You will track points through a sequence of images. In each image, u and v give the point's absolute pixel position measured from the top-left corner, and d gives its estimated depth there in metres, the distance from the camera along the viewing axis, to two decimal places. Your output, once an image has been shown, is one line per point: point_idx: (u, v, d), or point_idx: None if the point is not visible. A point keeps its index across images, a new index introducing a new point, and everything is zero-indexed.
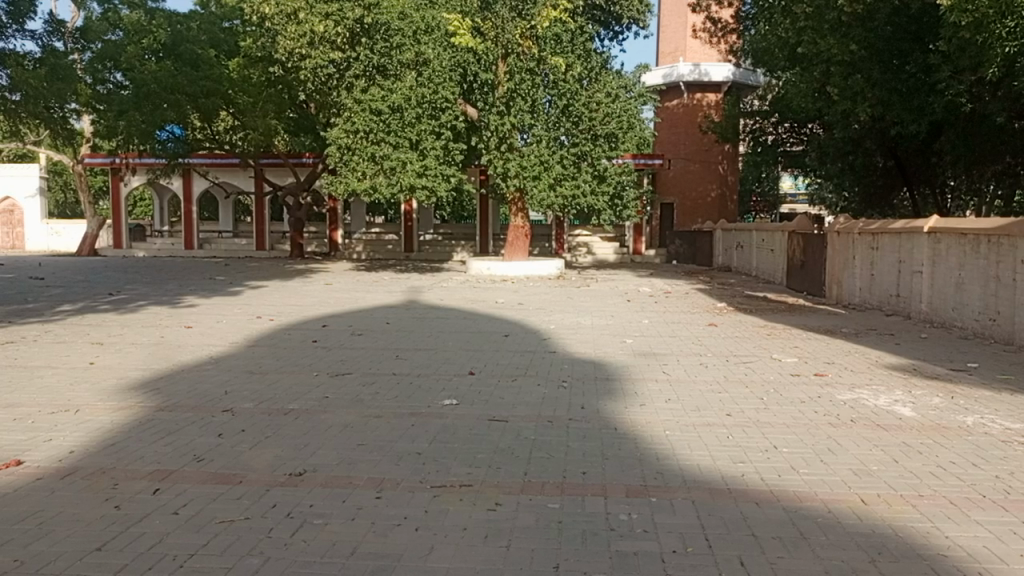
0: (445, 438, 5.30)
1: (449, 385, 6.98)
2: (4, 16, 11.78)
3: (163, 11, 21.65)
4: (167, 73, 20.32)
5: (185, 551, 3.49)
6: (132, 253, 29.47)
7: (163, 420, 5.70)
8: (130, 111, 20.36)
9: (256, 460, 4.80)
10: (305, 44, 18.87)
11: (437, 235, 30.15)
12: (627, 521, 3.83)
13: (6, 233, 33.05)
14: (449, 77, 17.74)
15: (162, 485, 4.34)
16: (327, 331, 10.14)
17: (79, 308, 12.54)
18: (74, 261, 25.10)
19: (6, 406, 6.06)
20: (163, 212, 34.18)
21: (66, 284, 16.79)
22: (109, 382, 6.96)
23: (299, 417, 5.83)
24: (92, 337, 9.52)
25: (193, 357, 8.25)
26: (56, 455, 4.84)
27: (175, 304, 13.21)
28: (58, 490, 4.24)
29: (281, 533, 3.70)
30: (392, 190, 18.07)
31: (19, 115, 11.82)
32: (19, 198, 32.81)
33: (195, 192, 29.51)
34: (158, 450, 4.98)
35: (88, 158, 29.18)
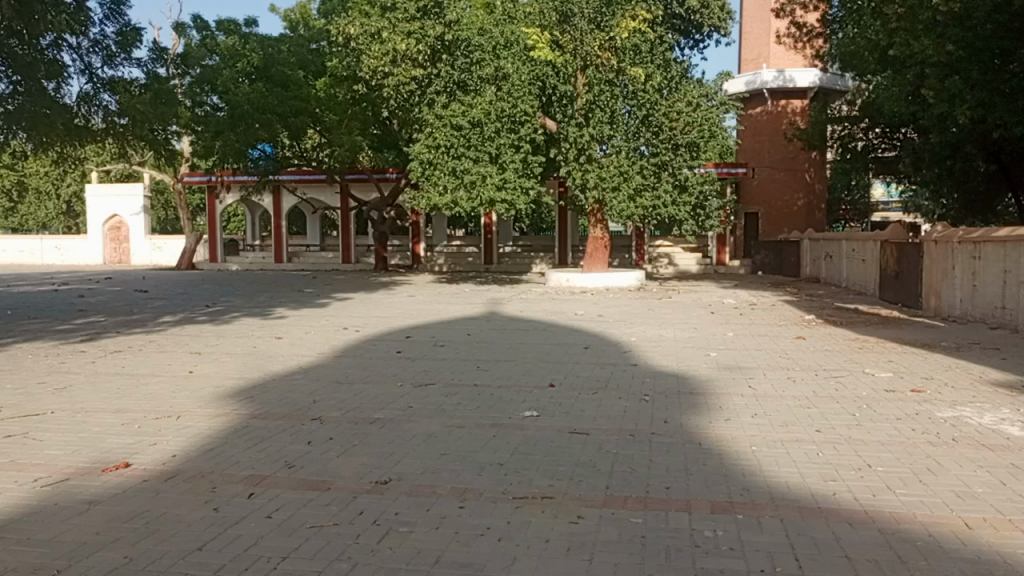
0: (527, 449, 5.33)
1: (530, 396, 7.02)
2: (114, 45, 12.55)
3: (257, 36, 22.54)
4: (260, 94, 21.28)
5: (279, 553, 3.63)
6: (227, 267, 30.85)
7: (257, 427, 5.95)
8: (227, 132, 21.39)
9: (344, 468, 4.94)
10: (388, 61, 19.23)
11: (517, 248, 30.41)
12: (714, 538, 3.76)
13: (114, 248, 35.16)
14: (528, 91, 17.93)
15: (257, 489, 4.52)
16: (409, 342, 10.36)
17: (179, 319, 13.23)
18: (174, 275, 26.43)
19: (116, 411, 6.46)
20: (255, 228, 35.57)
21: (168, 296, 17.71)
22: (207, 390, 7.32)
23: (385, 426, 5.98)
24: (192, 347, 10.03)
25: (283, 367, 8.56)
26: (161, 458, 5.13)
27: (267, 315, 13.77)
28: (162, 492, 4.47)
29: (369, 538, 3.80)
30: (472, 204, 18.30)
31: (127, 137, 12.60)
32: (126, 215, 34.82)
33: (286, 207, 30.70)
34: (253, 455, 5.20)
35: (187, 177, 30.77)
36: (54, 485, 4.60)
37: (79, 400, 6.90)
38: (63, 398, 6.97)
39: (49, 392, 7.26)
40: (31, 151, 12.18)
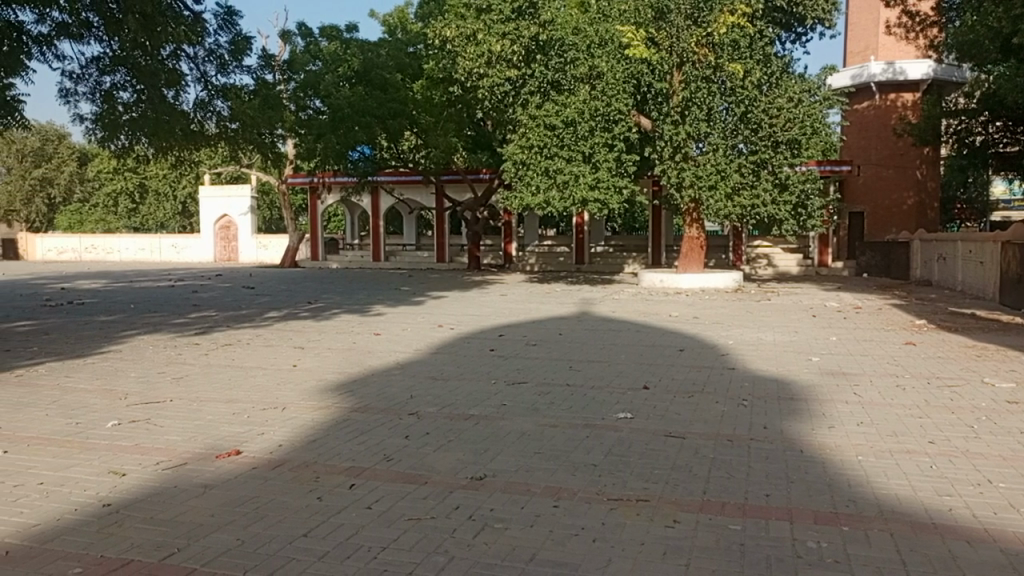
0: (621, 451, 5.29)
1: (624, 398, 6.96)
2: (227, 53, 13.22)
3: (357, 40, 23.15)
4: (360, 97, 21.97)
5: (379, 544, 3.74)
6: (327, 265, 31.97)
7: (357, 420, 6.15)
8: (328, 134, 22.09)
9: (440, 463, 5.04)
10: (483, 63, 19.04)
11: (609, 247, 30.19)
12: (817, 550, 3.62)
13: (224, 246, 37.02)
14: (623, 89, 17.74)
15: (357, 481, 4.68)
16: (502, 341, 10.44)
17: (283, 315, 13.81)
18: (279, 273, 27.60)
19: (227, 402, 6.81)
20: (354, 227, 36.72)
21: (273, 293, 18.52)
22: (311, 383, 7.62)
23: (479, 423, 6.06)
24: (296, 342, 10.46)
25: (381, 362, 8.80)
26: (269, 447, 5.37)
27: (365, 312, 14.20)
28: (270, 479, 4.69)
29: (465, 533, 3.86)
30: (565, 203, 18.32)
31: (238, 141, 13.24)
32: (234, 215, 36.64)
33: (383, 207, 31.54)
34: (354, 447, 5.37)
35: (291, 178, 32.05)
36: (173, 468, 4.89)
37: (194, 390, 7.31)
38: (181, 388, 7.40)
39: (168, 381, 7.73)
40: (152, 156, 13.01)
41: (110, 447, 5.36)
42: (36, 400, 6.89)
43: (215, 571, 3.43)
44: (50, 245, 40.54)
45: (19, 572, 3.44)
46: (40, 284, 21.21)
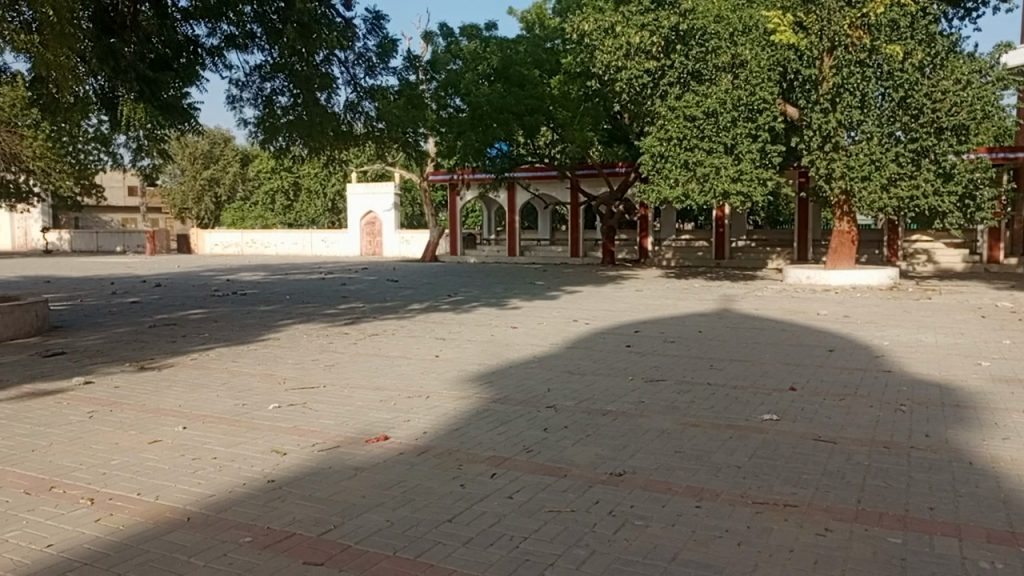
0: (767, 454, 5.09)
1: (769, 399, 6.68)
2: (375, 56, 13.84)
3: (496, 38, 23.56)
4: (499, 95, 22.33)
5: (521, 533, 3.80)
6: (465, 259, 32.81)
7: (497, 411, 6.29)
8: (468, 131, 22.60)
9: (578, 457, 5.05)
10: (622, 56, 18.56)
11: (751, 242, 29.16)
12: (991, 571, 3.33)
13: (369, 241, 38.81)
14: (768, 77, 17.13)
15: (498, 470, 4.78)
16: (640, 337, 10.31)
17: (425, 307, 14.31)
18: (420, 267, 28.65)
19: (375, 389, 7.16)
20: (490, 222, 37.44)
21: (415, 286, 19.23)
22: (452, 373, 7.86)
23: (617, 419, 6.02)
24: (437, 333, 10.82)
25: (518, 355, 8.94)
26: (414, 434, 5.60)
27: (502, 305, 14.46)
28: (416, 465, 4.89)
29: (605, 528, 3.86)
30: (705, 197, 17.78)
31: (384, 140, 13.78)
32: (379, 211, 38.32)
33: (519, 202, 31.96)
34: (495, 438, 5.49)
35: (431, 175, 33.12)
36: (328, 450, 5.20)
37: (345, 376, 7.73)
38: (333, 374, 7.85)
39: (322, 368, 8.24)
40: (307, 156, 13.84)
41: (272, 428, 5.78)
42: (208, 382, 7.53)
43: (368, 549, 3.62)
44: (216, 239, 44.08)
45: (199, 536, 3.78)
46: (209, 276, 23.15)
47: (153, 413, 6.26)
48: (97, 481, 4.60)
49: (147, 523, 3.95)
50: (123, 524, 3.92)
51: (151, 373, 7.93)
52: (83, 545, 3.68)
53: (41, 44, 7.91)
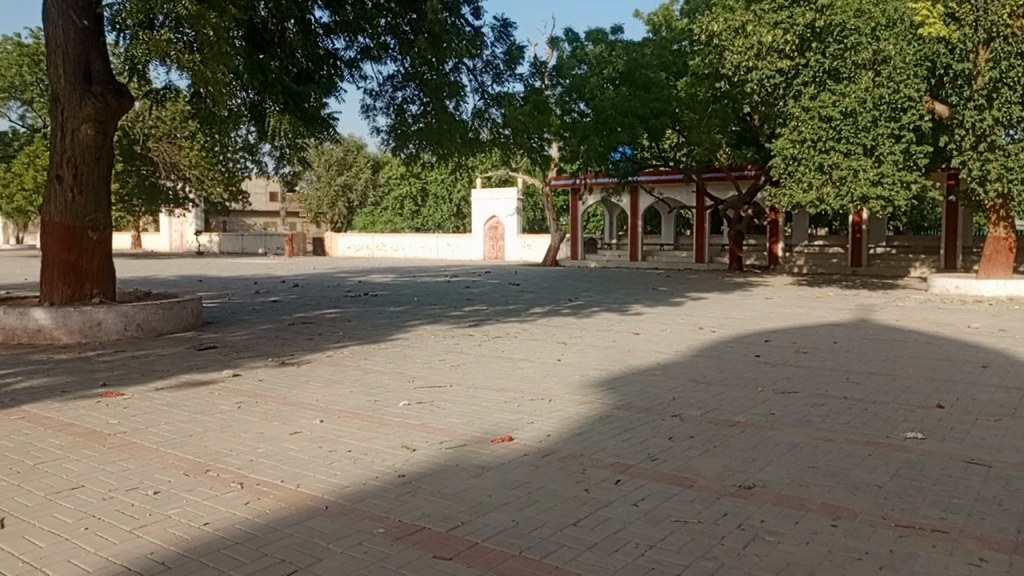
0: (911, 475, 4.77)
1: (913, 416, 6.26)
2: (502, 63, 14.07)
3: (622, 42, 23.48)
4: (624, 99, 22.18)
5: (646, 541, 3.76)
6: (586, 263, 32.78)
7: (621, 417, 6.24)
8: (592, 136, 22.57)
9: (705, 467, 4.94)
10: (753, 56, 17.98)
11: (892, 248, 27.55)
12: None
13: (492, 245, 39.52)
14: (914, 73, 16.11)
15: (623, 477, 4.75)
16: (769, 346, 9.94)
17: (547, 311, 14.42)
18: (541, 270, 28.87)
19: (499, 390, 7.30)
20: (613, 227, 37.19)
21: (537, 290, 19.40)
22: (574, 377, 7.89)
23: (746, 431, 5.84)
24: (559, 337, 10.88)
25: (642, 362, 8.84)
26: (539, 436, 5.66)
27: (625, 311, 14.34)
28: (541, 467, 4.94)
29: (734, 542, 3.75)
30: (841, 201, 16.96)
31: (510, 146, 13.98)
32: (502, 216, 38.94)
33: (642, 207, 31.61)
34: (619, 444, 5.46)
35: (554, 180, 33.33)
36: (455, 448, 5.35)
37: (470, 377, 7.92)
38: (459, 375, 8.06)
39: (448, 368, 8.48)
40: (435, 163, 14.21)
41: (402, 424, 6.00)
42: (342, 378, 7.93)
43: (494, 547, 3.69)
44: (348, 242, 46.22)
45: (337, 524, 3.98)
46: (342, 277, 24.34)
47: (294, 405, 6.66)
48: (245, 467, 4.94)
49: (290, 509, 4.20)
50: (268, 509, 4.20)
51: (291, 368, 8.44)
52: (235, 526, 3.96)
53: (201, 62, 8.65)
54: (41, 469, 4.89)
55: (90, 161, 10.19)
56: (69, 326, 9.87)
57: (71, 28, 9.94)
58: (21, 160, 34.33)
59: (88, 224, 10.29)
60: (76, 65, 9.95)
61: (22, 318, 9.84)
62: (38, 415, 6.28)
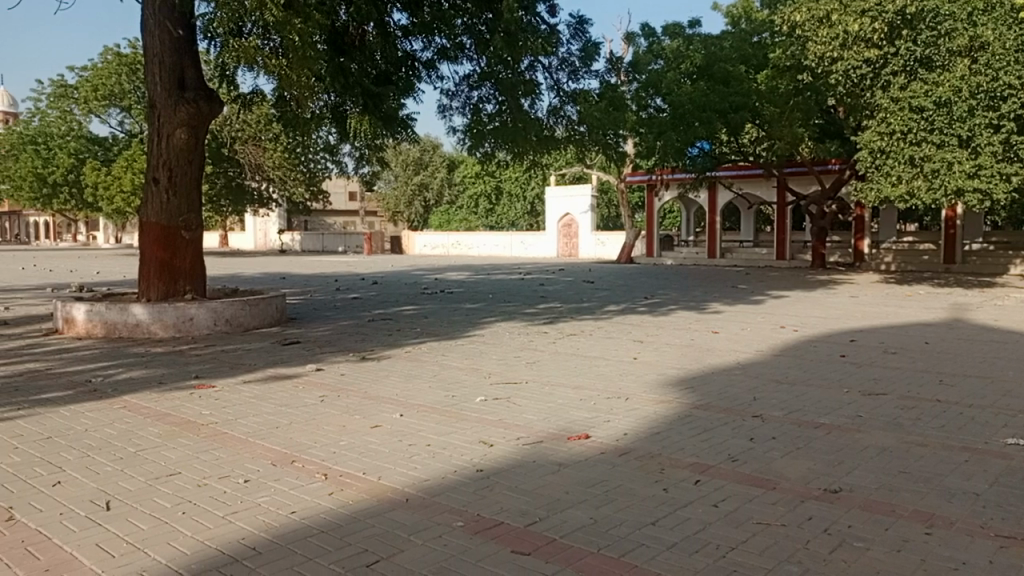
0: (1012, 483, 4.52)
1: (1014, 421, 5.94)
2: (578, 60, 14.03)
3: (700, 36, 23.01)
4: (702, 93, 21.73)
5: (728, 543, 3.70)
6: (662, 261, 32.34)
7: (699, 417, 6.14)
8: (669, 132, 22.15)
9: (789, 470, 4.81)
10: (837, 46, 17.19)
11: (989, 244, 26.13)
12: None
13: (566, 242, 39.43)
14: (1015, 60, 15.08)
15: (702, 477, 4.68)
16: (856, 346, 9.59)
17: (622, 309, 14.30)
18: (616, 268, 28.65)
19: (575, 388, 7.28)
20: (690, 224, 36.54)
21: (612, 287, 19.26)
22: (651, 376, 7.80)
23: (832, 433, 5.65)
24: (635, 335, 10.78)
25: (721, 361, 8.67)
26: (616, 434, 5.63)
27: (702, 309, 14.09)
28: (618, 465, 4.91)
29: (820, 546, 3.65)
30: (933, 194, 16.19)
31: (585, 143, 13.91)
32: (576, 214, 38.79)
33: (720, 203, 30.97)
34: (698, 444, 5.38)
35: (629, 177, 32.99)
36: (532, 445, 5.38)
37: (546, 374, 7.93)
38: (535, 372, 8.09)
39: (524, 365, 8.52)
40: (510, 161, 14.25)
41: (479, 420, 6.07)
42: (421, 373, 8.07)
43: (573, 544, 3.70)
44: (424, 240, 46.89)
45: (418, 517, 4.06)
46: (418, 275, 24.76)
47: (375, 400, 6.82)
48: (330, 459, 5.10)
49: (372, 501, 4.31)
50: (351, 500, 4.32)
51: (372, 363, 8.65)
52: (320, 515, 4.10)
53: (287, 66, 8.96)
54: (141, 456, 5.17)
55: (183, 164, 10.68)
56: (165, 321, 10.36)
57: (167, 37, 10.44)
58: (120, 163, 36.20)
59: (181, 224, 10.79)
60: (171, 73, 10.45)
61: (123, 313, 10.35)
62: (137, 405, 6.63)
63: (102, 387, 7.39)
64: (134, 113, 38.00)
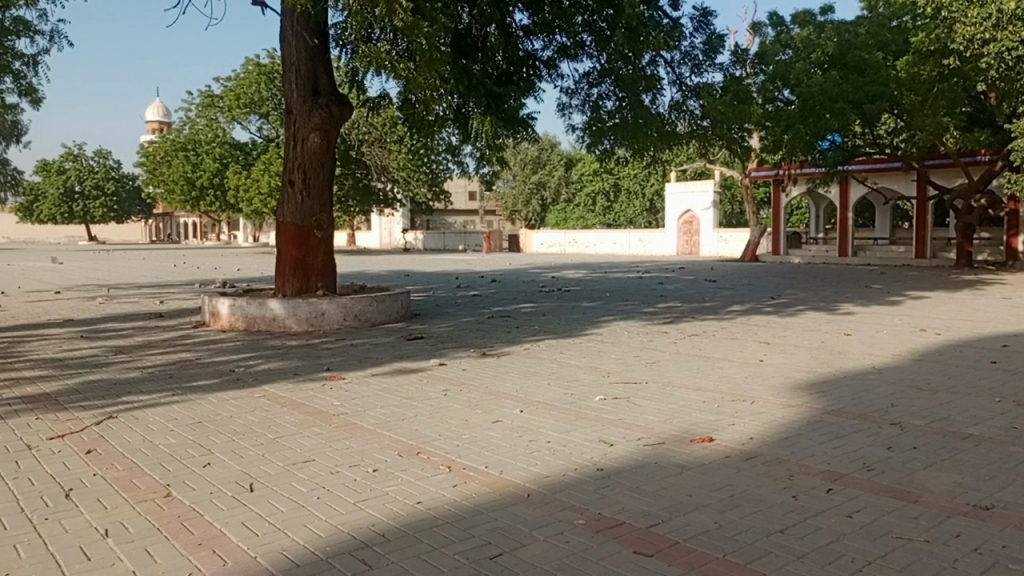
0: None
1: None
2: (701, 53, 13.69)
3: (833, 23, 21.88)
4: (834, 83, 20.55)
5: (864, 556, 3.51)
6: (789, 259, 31.02)
7: (831, 423, 5.85)
8: (798, 125, 21.14)
9: (932, 482, 4.50)
10: (990, 27, 15.94)
11: None
12: None
13: (687, 240, 38.56)
14: None
15: (835, 486, 4.46)
16: (1008, 352, 8.84)
17: (746, 309, 13.84)
18: (738, 267, 27.72)
19: (697, 389, 7.11)
20: (819, 221, 34.86)
21: (734, 287, 18.66)
22: (778, 379, 7.50)
23: (981, 445, 5.24)
24: (760, 336, 10.41)
25: (855, 365, 8.22)
26: (741, 438, 5.45)
27: (833, 310, 13.42)
28: (744, 470, 4.76)
29: (969, 566, 3.40)
30: None
31: (709, 138, 13.54)
32: (697, 211, 37.85)
33: (853, 198, 29.42)
34: (830, 451, 5.13)
35: (754, 172, 31.84)
36: (654, 446, 5.30)
37: (667, 375, 7.79)
38: (656, 372, 7.96)
39: (644, 365, 8.40)
40: (630, 158, 14.06)
41: (598, 419, 6.05)
42: (540, 370, 8.14)
43: (697, 548, 3.62)
44: (541, 239, 47.15)
45: (539, 513, 4.10)
46: (536, 273, 24.94)
47: (495, 395, 6.94)
48: (453, 452, 5.23)
49: (494, 495, 4.39)
50: (474, 493, 4.42)
51: (491, 360, 8.79)
52: (444, 506, 4.21)
53: (413, 70, 9.21)
54: (279, 442, 5.50)
55: (317, 166, 11.25)
56: (299, 315, 10.95)
57: (304, 47, 11.02)
58: (259, 167, 38.54)
59: (314, 224, 11.37)
60: (306, 80, 11.03)
61: (261, 307, 11.00)
62: (275, 394, 7.05)
63: (244, 376, 7.91)
64: (272, 119, 40.37)
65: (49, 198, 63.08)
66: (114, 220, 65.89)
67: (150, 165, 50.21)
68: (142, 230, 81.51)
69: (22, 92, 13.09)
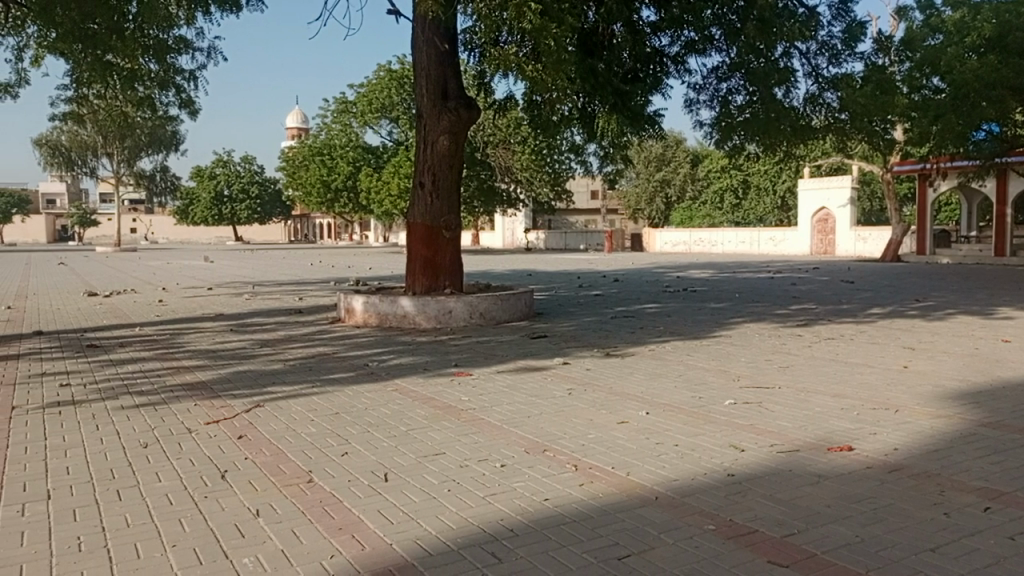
0: None
1: None
2: (840, 42, 12.99)
3: (992, 3, 20.13)
4: (992, 68, 18.90)
5: None
6: (936, 259, 28.93)
7: (987, 437, 5.41)
8: (949, 115, 19.69)
9: None
10: None
11: None
12: None
13: (821, 239, 36.76)
14: None
15: (994, 505, 4.12)
16: None
17: (888, 311, 13.02)
18: (878, 267, 26.14)
19: (834, 396, 6.76)
20: (972, 217, 32.30)
21: (875, 288, 17.60)
22: (925, 387, 7.02)
23: None
24: (904, 341, 9.77)
25: (1015, 374, 7.56)
26: (885, 449, 5.15)
27: (988, 314, 12.39)
28: (887, 482, 4.49)
29: None
30: None
31: (847, 132, 12.80)
32: (833, 208, 35.99)
33: (1013, 192, 27.15)
34: (987, 467, 4.75)
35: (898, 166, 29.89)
36: (789, 453, 5.09)
37: (801, 380, 7.47)
38: (788, 377, 7.65)
39: (776, 369, 8.08)
40: (761, 155, 13.53)
41: (728, 424, 5.88)
42: (666, 372, 8.00)
43: (836, 561, 3.46)
44: (666, 238, 46.27)
45: (668, 516, 4.05)
46: (660, 272, 24.54)
47: (620, 396, 6.89)
48: (579, 451, 5.24)
49: (621, 495, 4.37)
50: (601, 493, 4.41)
51: (616, 360, 8.73)
52: (572, 504, 4.23)
53: (541, 71, 9.26)
54: (411, 435, 5.70)
55: (446, 168, 11.56)
56: (428, 312, 11.29)
57: (434, 52, 11.35)
58: (389, 170, 40.02)
59: (443, 224, 11.71)
60: (436, 83, 11.37)
61: (393, 305, 11.43)
62: (407, 388, 7.31)
63: (377, 370, 8.27)
64: (402, 123, 41.80)
65: (202, 202, 67.83)
66: (258, 220, 70.31)
67: (290, 169, 53.21)
68: (283, 230, 86.53)
69: (182, 105, 14.18)
